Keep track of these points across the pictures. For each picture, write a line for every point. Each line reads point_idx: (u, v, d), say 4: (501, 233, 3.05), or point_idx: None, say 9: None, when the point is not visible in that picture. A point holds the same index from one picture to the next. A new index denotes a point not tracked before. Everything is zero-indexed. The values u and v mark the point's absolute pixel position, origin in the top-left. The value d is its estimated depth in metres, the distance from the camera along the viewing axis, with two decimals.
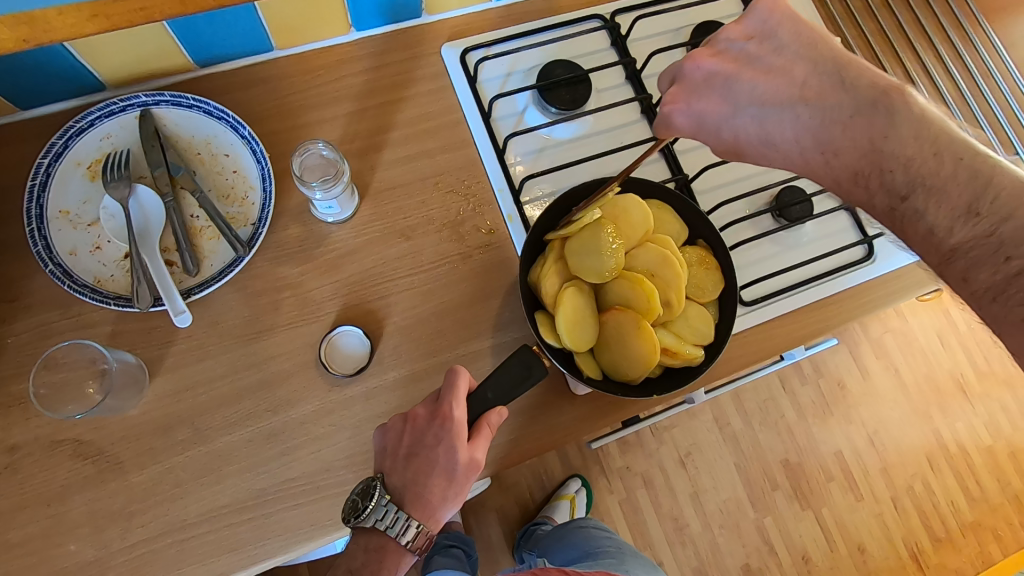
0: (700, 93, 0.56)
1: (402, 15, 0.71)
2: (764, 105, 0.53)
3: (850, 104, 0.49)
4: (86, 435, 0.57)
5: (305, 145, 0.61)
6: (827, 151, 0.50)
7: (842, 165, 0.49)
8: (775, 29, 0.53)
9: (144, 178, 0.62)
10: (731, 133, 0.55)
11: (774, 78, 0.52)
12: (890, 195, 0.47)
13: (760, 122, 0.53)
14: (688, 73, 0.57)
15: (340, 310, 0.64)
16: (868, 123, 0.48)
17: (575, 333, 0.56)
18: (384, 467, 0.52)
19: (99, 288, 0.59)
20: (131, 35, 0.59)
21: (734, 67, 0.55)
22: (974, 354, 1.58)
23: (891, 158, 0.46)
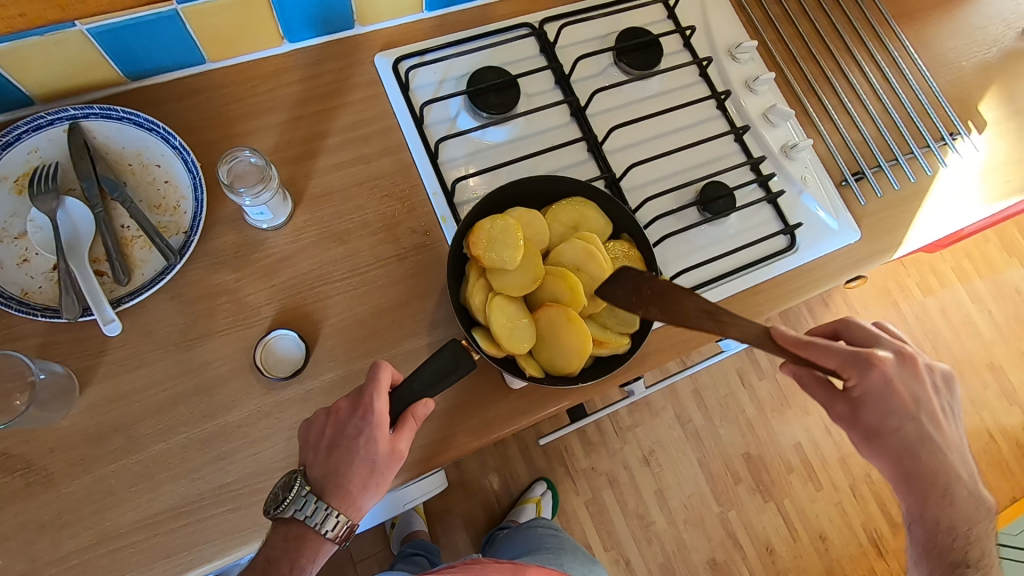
0: (897, 394, 0.60)
1: (334, 26, 0.73)
2: (899, 378, 0.60)
3: (925, 416, 0.60)
4: (14, 449, 0.56)
5: (233, 152, 0.62)
6: (894, 433, 0.61)
7: (898, 449, 0.61)
8: (936, 384, 0.63)
9: (73, 190, 0.63)
10: (869, 390, 0.60)
11: (909, 385, 0.60)
12: (927, 484, 0.62)
13: (881, 384, 0.60)
14: (891, 376, 0.61)
15: (276, 314, 0.64)
16: (927, 433, 0.61)
17: (511, 339, 0.57)
18: (307, 460, 0.54)
19: (27, 300, 0.59)
20: (55, 48, 0.60)
21: (932, 393, 0.62)
22: (922, 343, 1.61)
23: (922, 464, 0.61)
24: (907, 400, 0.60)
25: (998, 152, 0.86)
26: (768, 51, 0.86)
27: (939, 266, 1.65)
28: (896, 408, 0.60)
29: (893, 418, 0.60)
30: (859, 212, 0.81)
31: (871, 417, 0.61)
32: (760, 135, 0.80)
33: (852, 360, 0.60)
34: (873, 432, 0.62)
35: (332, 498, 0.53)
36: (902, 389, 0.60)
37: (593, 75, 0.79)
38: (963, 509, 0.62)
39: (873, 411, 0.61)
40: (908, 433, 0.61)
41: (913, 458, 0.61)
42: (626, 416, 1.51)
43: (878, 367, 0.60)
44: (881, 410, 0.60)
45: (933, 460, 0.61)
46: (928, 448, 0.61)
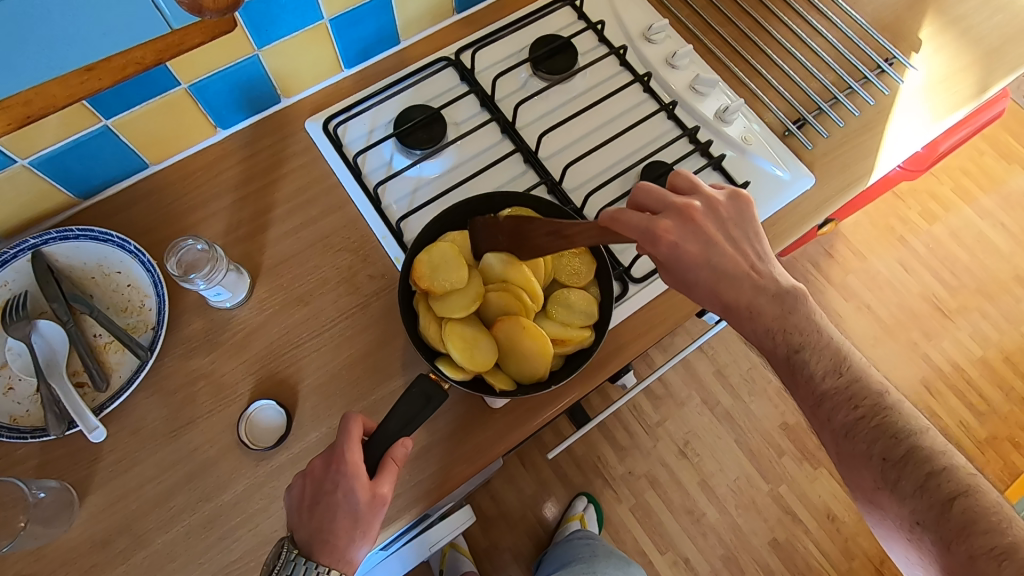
0: (692, 240, 0.58)
1: (262, 104, 0.77)
2: (714, 263, 0.58)
3: (772, 287, 0.59)
4: (27, 569, 0.58)
5: (178, 243, 0.64)
6: (745, 311, 0.58)
7: (759, 324, 0.58)
8: (745, 217, 0.60)
9: (44, 313, 0.66)
10: (688, 277, 0.58)
11: (735, 254, 0.59)
12: (787, 346, 0.57)
13: (715, 270, 0.58)
14: (676, 232, 0.57)
15: (255, 386, 0.66)
16: (782, 301, 0.58)
17: (473, 358, 0.57)
18: (293, 524, 0.54)
19: (16, 425, 0.61)
20: (2, 185, 0.64)
21: (699, 251, 0.58)
22: (939, 271, 1.55)
23: (796, 343, 0.57)
24: (699, 252, 0.58)
25: (938, 67, 0.85)
26: (685, 26, 0.87)
27: (937, 190, 1.61)
28: (712, 250, 0.58)
29: (706, 266, 0.58)
30: (810, 157, 0.80)
31: (683, 251, 0.57)
32: (691, 107, 0.80)
33: (665, 208, 0.58)
34: (686, 283, 0.59)
35: (322, 557, 0.52)
36: (733, 265, 0.58)
37: (516, 89, 0.81)
38: (826, 346, 0.57)
39: (679, 252, 0.57)
40: (706, 280, 0.58)
41: (719, 298, 0.59)
42: (653, 413, 1.49)
43: (687, 219, 0.58)
44: (674, 254, 0.57)
45: (754, 300, 0.58)
46: (728, 281, 0.58)
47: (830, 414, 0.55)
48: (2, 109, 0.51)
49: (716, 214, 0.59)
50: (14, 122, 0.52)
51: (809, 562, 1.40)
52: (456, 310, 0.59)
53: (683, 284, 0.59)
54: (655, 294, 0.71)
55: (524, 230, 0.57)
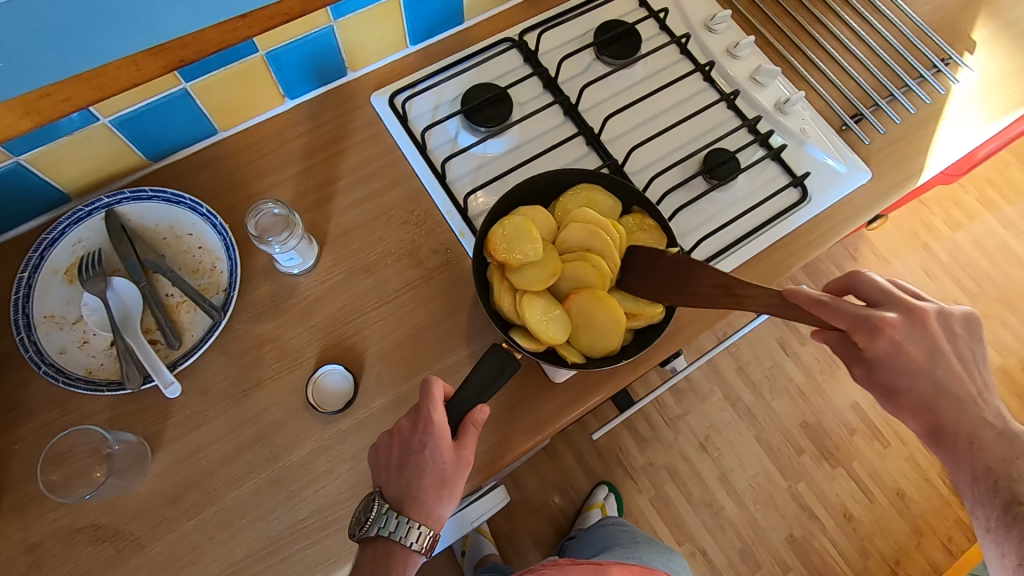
0: (918, 343, 0.61)
1: (329, 76, 0.77)
2: (941, 378, 0.61)
3: (1001, 450, 0.61)
4: (102, 519, 0.59)
5: (257, 207, 0.66)
6: (974, 441, 0.61)
7: (981, 459, 0.61)
8: (979, 355, 0.63)
9: (118, 271, 0.67)
10: (906, 381, 0.61)
11: (964, 374, 0.62)
12: (1008, 496, 0.60)
13: (934, 382, 0.61)
14: (885, 330, 0.60)
15: (321, 352, 0.67)
16: (1009, 442, 0.61)
17: (547, 330, 0.59)
18: (381, 481, 0.57)
19: (92, 378, 0.63)
20: (82, 143, 0.64)
21: (923, 359, 0.61)
22: (962, 279, 1.56)
23: (1005, 476, 0.60)
24: (923, 357, 0.61)
25: (990, 70, 0.86)
26: (744, 18, 0.88)
27: (962, 199, 1.62)
28: (909, 361, 0.61)
29: (911, 371, 0.61)
30: (865, 152, 0.81)
31: (887, 367, 0.61)
32: (752, 98, 0.81)
33: (860, 325, 0.60)
34: (891, 389, 0.62)
35: (411, 512, 0.56)
36: (959, 385, 0.61)
37: (579, 73, 0.82)
38: (997, 452, 0.61)
39: (887, 374, 0.61)
40: (924, 390, 0.61)
41: (929, 408, 0.62)
42: (675, 406, 1.50)
43: (887, 333, 0.60)
44: (894, 367, 0.61)
45: (976, 430, 0.61)
46: (949, 400, 0.61)
47: None
48: (161, 51, 0.43)
49: (915, 324, 0.61)
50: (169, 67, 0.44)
51: (826, 559, 1.40)
52: (532, 283, 0.60)
53: (880, 385, 0.63)
54: None
55: (690, 280, 0.57)
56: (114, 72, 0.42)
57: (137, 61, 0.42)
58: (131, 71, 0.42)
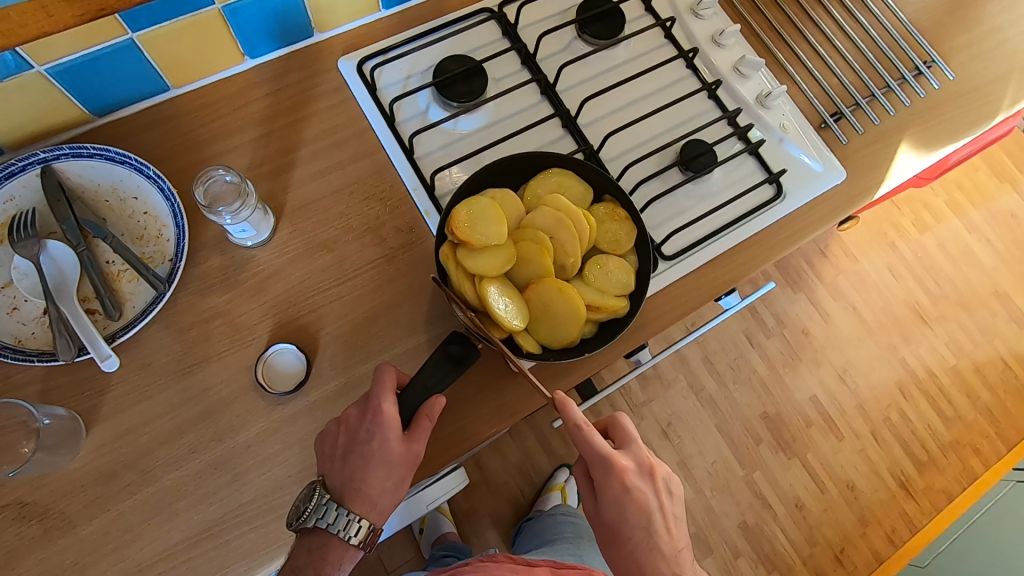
0: (616, 480, 0.59)
1: (294, 36, 0.72)
2: (636, 500, 0.60)
3: (653, 540, 0.60)
4: (29, 496, 0.56)
5: (208, 173, 0.62)
6: (632, 533, 0.60)
7: (629, 554, 0.61)
8: (660, 475, 0.63)
9: (53, 234, 0.62)
10: (605, 504, 0.60)
11: (643, 499, 0.60)
12: (676, 574, 0.61)
13: (624, 498, 0.59)
14: (608, 485, 0.59)
15: (272, 330, 0.64)
16: (681, 543, 0.62)
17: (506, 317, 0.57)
18: (324, 470, 0.56)
19: (22, 348, 0.59)
20: (14, 92, 0.59)
21: (627, 484, 0.59)
22: (924, 280, 1.59)
23: (654, 565, 0.60)
24: (621, 509, 0.60)
25: (971, 76, 0.85)
26: (731, 4, 0.85)
27: (932, 202, 1.64)
28: (626, 513, 0.59)
29: (626, 520, 0.60)
30: (842, 151, 0.81)
31: (608, 513, 0.60)
32: (733, 89, 0.79)
33: (599, 461, 0.59)
34: (614, 536, 0.61)
35: (353, 505, 0.55)
36: (639, 509, 0.60)
37: (559, 51, 0.78)
38: (644, 544, 0.60)
39: (605, 522, 0.61)
40: (622, 534, 0.60)
41: (635, 563, 0.61)
42: (639, 393, 1.49)
43: (608, 468, 0.59)
44: (614, 512, 0.60)
45: (640, 543, 0.60)
46: (637, 534, 0.60)
47: None
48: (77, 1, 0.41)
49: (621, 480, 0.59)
50: (86, 15, 0.42)
51: (775, 546, 1.43)
52: (491, 267, 0.58)
53: (613, 527, 0.61)
54: (683, 273, 0.73)
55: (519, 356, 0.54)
56: (19, 16, 0.40)
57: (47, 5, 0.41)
58: (41, 16, 0.41)
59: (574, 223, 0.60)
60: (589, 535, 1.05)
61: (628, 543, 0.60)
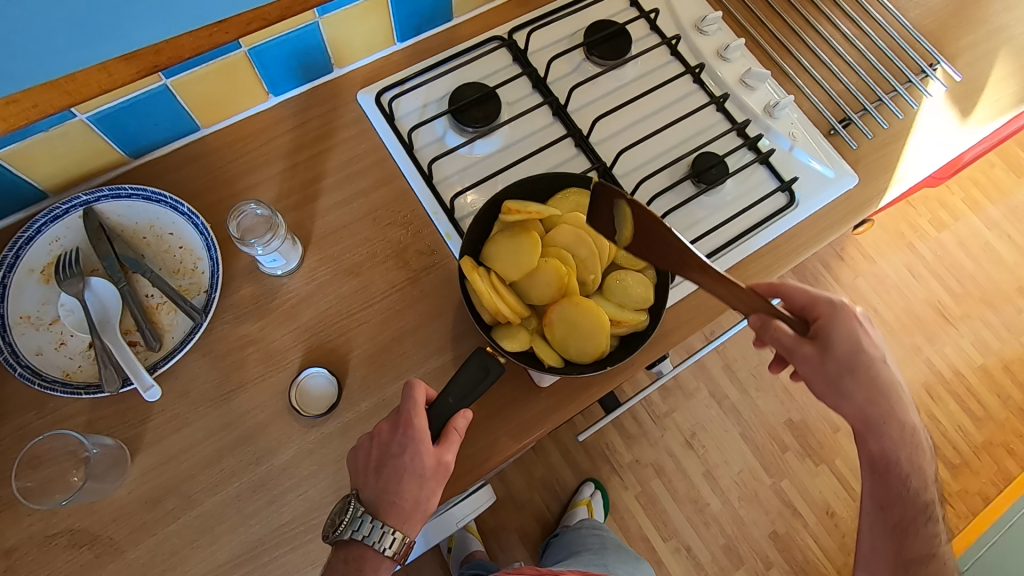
0: (848, 317, 0.60)
1: (315, 73, 0.76)
2: (871, 338, 0.61)
3: (887, 386, 0.61)
4: (78, 524, 0.59)
5: (240, 208, 0.65)
6: (873, 368, 0.61)
7: (864, 401, 0.61)
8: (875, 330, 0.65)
9: (96, 271, 0.65)
10: (836, 337, 0.60)
11: (876, 339, 0.62)
12: (902, 422, 0.62)
13: (862, 333, 0.61)
14: (840, 317, 0.60)
15: (304, 354, 0.67)
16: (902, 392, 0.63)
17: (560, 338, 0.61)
18: (359, 483, 0.58)
19: (70, 381, 0.62)
20: (58, 139, 0.63)
21: (860, 319, 0.61)
22: (945, 278, 1.57)
23: (883, 410, 0.61)
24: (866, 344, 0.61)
25: (978, 75, 0.86)
26: (734, 19, 0.87)
27: (948, 200, 1.63)
28: (866, 343, 0.61)
29: (859, 353, 0.60)
30: (853, 156, 0.82)
31: (844, 349, 0.60)
32: (741, 101, 0.81)
33: (813, 305, 0.61)
34: (837, 375, 0.60)
35: (388, 517, 0.57)
36: (875, 348, 0.61)
37: (569, 73, 0.81)
38: (871, 385, 0.61)
39: (837, 362, 0.60)
40: (870, 371, 0.61)
41: (869, 397, 0.61)
42: (661, 403, 1.48)
43: (846, 311, 0.60)
44: (851, 347, 0.60)
45: (870, 384, 0.61)
46: (870, 373, 0.61)
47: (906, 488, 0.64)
48: (132, 57, 0.43)
49: (849, 316, 0.60)
50: (143, 71, 0.44)
51: (808, 555, 1.40)
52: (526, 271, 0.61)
53: (834, 356, 0.60)
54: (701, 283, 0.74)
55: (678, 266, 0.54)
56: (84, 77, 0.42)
57: (108, 67, 0.43)
58: (103, 77, 0.43)
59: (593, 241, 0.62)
60: (613, 544, 1.04)
61: (866, 373, 0.61)
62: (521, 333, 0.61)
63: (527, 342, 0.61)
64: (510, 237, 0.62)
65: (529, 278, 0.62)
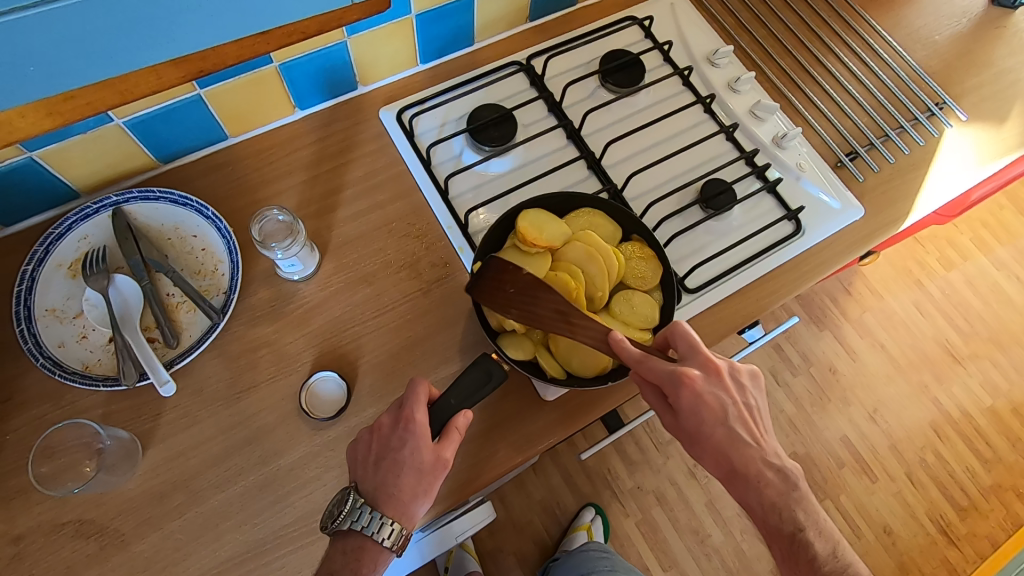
0: (676, 387, 0.58)
1: (340, 89, 0.79)
2: (699, 405, 0.59)
3: (713, 454, 0.59)
4: (87, 514, 0.60)
5: (262, 213, 0.68)
6: (704, 434, 0.59)
7: (711, 459, 0.60)
8: (741, 384, 0.61)
9: (121, 269, 0.68)
10: (673, 398, 0.59)
11: (709, 402, 0.59)
12: (753, 485, 0.59)
13: (676, 396, 0.59)
14: (677, 386, 0.59)
15: (316, 359, 0.68)
16: (736, 452, 0.59)
17: (565, 350, 0.62)
18: (358, 476, 0.59)
19: (89, 373, 0.64)
20: (94, 141, 0.66)
21: (694, 384, 0.59)
22: (954, 317, 1.57)
23: (740, 467, 0.59)
24: (693, 414, 0.59)
25: (984, 116, 0.88)
26: (746, 53, 0.90)
27: (956, 239, 1.64)
28: (708, 412, 0.59)
29: (709, 419, 0.59)
30: (859, 189, 0.83)
31: (692, 418, 0.59)
32: (750, 131, 0.84)
33: (665, 381, 0.58)
34: (694, 435, 0.60)
35: (386, 508, 0.57)
36: (709, 412, 0.59)
37: (583, 99, 0.84)
38: (715, 447, 0.59)
39: (686, 428, 0.60)
40: (716, 435, 0.59)
41: (724, 458, 0.59)
42: (665, 430, 1.48)
43: (687, 384, 0.58)
44: (692, 414, 0.59)
45: (729, 439, 0.59)
46: (707, 438, 0.59)
47: (791, 554, 0.59)
48: (182, 62, 0.47)
49: (693, 386, 0.59)
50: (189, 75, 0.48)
51: None
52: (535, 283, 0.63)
53: (677, 418, 0.60)
54: (706, 306, 0.76)
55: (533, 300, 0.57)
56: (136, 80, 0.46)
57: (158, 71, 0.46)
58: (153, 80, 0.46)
59: (601, 260, 0.64)
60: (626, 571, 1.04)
61: (709, 442, 0.59)
62: (527, 342, 0.63)
63: (531, 352, 0.62)
64: (523, 252, 0.64)
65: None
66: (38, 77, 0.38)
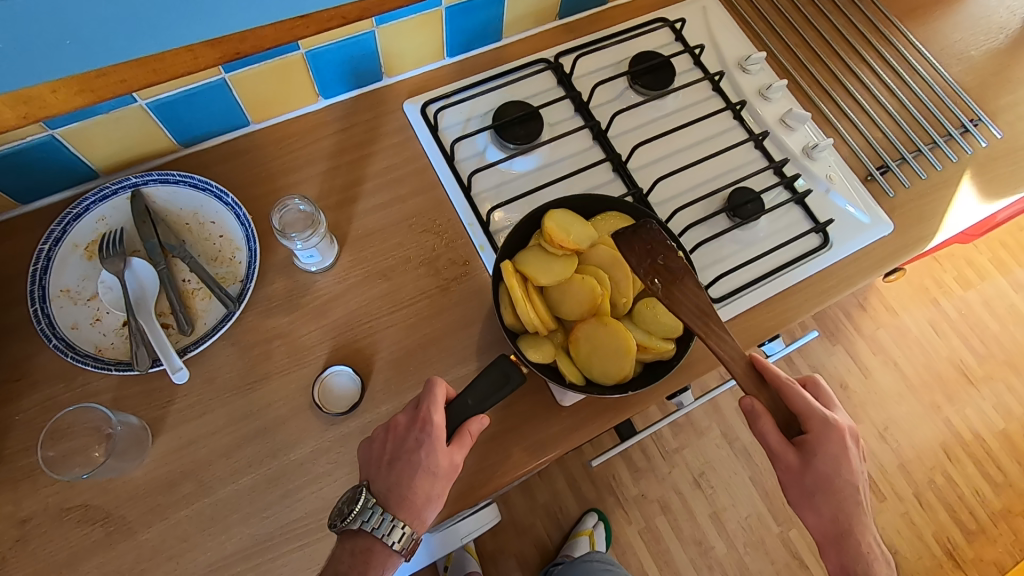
0: (831, 431, 0.59)
1: (365, 80, 0.78)
2: (845, 455, 0.59)
3: (836, 509, 0.58)
4: (94, 500, 0.59)
5: (284, 202, 0.67)
6: (835, 486, 0.58)
7: (828, 511, 0.59)
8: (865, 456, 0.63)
9: (138, 252, 0.67)
10: (812, 437, 0.59)
11: (853, 456, 0.59)
12: (859, 549, 0.58)
13: (842, 442, 0.59)
14: (829, 429, 0.59)
15: (330, 352, 0.67)
16: (853, 515, 0.59)
17: (586, 356, 0.61)
18: (369, 475, 0.57)
19: (101, 356, 0.63)
20: (117, 121, 0.65)
21: (846, 433, 0.59)
22: (969, 338, 1.55)
23: (852, 528, 0.58)
24: (830, 464, 0.58)
25: (1019, 135, 0.86)
26: (778, 60, 0.88)
27: (975, 259, 1.61)
28: (845, 465, 0.58)
29: (840, 473, 0.58)
30: (889, 204, 0.82)
31: (823, 467, 0.58)
32: (780, 140, 0.82)
33: (814, 417, 0.59)
34: (817, 487, 0.58)
35: (397, 511, 0.56)
36: (847, 467, 0.58)
37: (610, 100, 0.82)
38: (836, 502, 0.58)
39: (814, 475, 0.58)
40: (845, 490, 0.58)
41: (841, 513, 0.58)
42: (672, 439, 1.46)
43: (839, 431, 0.59)
44: (830, 463, 0.58)
45: (848, 498, 0.59)
46: (833, 491, 0.58)
47: None
48: (217, 43, 0.46)
49: (840, 434, 0.59)
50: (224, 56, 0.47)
51: None
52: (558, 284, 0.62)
53: (809, 458, 0.59)
54: (728, 316, 0.74)
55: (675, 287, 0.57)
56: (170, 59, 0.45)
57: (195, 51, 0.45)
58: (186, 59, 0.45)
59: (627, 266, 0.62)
60: None
61: (836, 493, 0.58)
62: (547, 345, 0.61)
63: (550, 355, 0.61)
64: (549, 253, 0.63)
65: (562, 292, 0.62)
66: (74, 50, 0.37)
